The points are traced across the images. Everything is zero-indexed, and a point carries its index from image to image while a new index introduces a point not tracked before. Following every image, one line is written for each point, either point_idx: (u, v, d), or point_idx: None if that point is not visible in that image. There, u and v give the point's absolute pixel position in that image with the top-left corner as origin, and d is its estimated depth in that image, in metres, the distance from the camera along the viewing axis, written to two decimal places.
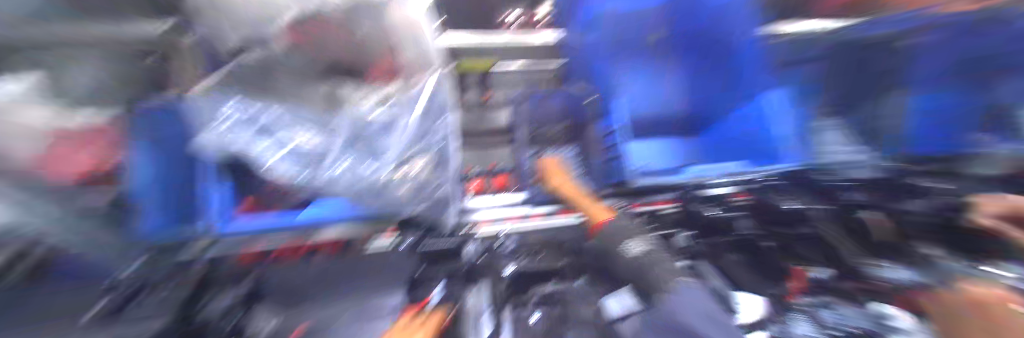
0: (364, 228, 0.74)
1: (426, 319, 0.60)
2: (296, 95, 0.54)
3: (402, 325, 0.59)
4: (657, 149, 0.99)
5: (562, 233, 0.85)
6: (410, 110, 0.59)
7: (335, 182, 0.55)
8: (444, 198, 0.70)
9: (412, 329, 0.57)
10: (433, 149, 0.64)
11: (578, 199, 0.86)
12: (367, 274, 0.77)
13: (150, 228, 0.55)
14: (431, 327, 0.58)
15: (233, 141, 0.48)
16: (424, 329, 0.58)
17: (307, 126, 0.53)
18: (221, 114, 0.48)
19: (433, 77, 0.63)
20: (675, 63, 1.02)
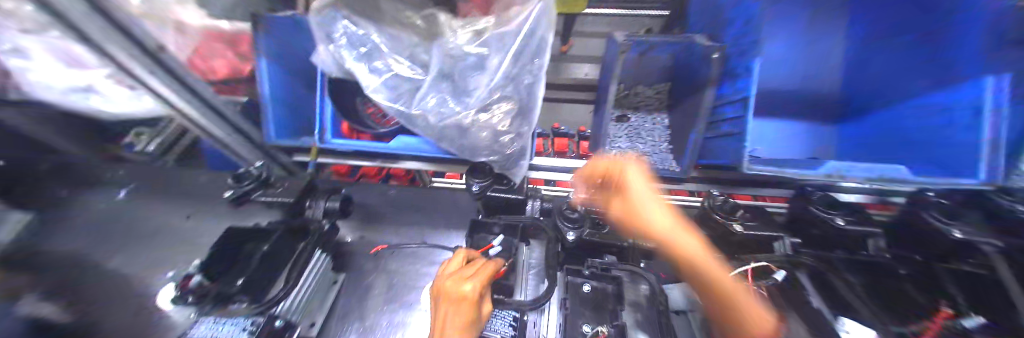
0: (443, 167, 0.85)
1: (477, 270, 0.52)
2: (395, 22, 0.61)
3: (454, 271, 0.53)
4: (779, 131, 0.99)
5: None
6: (504, 49, 0.56)
7: (421, 114, 0.61)
8: (519, 151, 0.67)
9: (463, 278, 0.50)
10: (518, 96, 0.61)
11: (702, 267, 0.52)
12: (428, 203, 0.98)
13: (277, 134, 0.85)
14: (482, 280, 0.50)
15: (350, 64, 0.61)
16: (474, 280, 0.50)
17: (403, 57, 0.62)
18: (335, 37, 0.60)
19: (537, 7, 0.53)
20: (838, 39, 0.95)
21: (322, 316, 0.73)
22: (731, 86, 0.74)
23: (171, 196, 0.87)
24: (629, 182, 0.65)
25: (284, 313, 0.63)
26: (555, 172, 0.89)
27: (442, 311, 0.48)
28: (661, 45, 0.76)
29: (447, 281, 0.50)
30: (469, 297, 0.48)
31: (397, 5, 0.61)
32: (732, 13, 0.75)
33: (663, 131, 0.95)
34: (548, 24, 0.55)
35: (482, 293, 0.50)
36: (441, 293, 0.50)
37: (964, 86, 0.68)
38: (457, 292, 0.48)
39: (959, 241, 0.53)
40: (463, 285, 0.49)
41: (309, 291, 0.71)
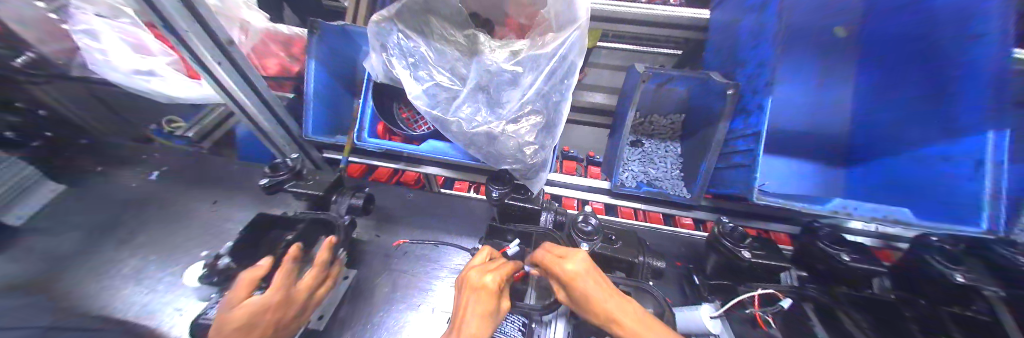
0: (461, 174, 0.89)
1: (497, 265, 0.57)
2: (441, 39, 0.70)
3: (478, 264, 0.58)
4: (790, 172, 1.01)
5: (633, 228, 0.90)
6: (535, 69, 0.65)
7: (456, 120, 0.66)
8: (541, 163, 0.69)
9: (485, 270, 0.55)
10: (545, 111, 0.66)
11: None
12: (441, 208, 1.02)
13: (314, 131, 0.91)
14: (502, 274, 0.55)
15: (397, 71, 0.68)
16: (495, 273, 0.54)
17: (445, 69, 0.70)
18: (388, 46, 0.68)
19: (573, 34, 0.61)
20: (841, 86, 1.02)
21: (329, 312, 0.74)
22: (743, 121, 0.80)
23: (207, 180, 0.92)
24: (569, 279, 0.54)
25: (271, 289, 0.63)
26: (568, 188, 0.93)
27: (463, 298, 0.53)
28: (678, 78, 0.84)
29: (471, 271, 0.55)
30: (489, 287, 0.52)
31: (445, 24, 0.72)
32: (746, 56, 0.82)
33: (675, 159, 1.00)
34: (579, 51, 0.63)
35: (501, 286, 0.54)
36: (464, 282, 0.54)
37: (967, 138, 0.74)
38: (479, 281, 0.53)
39: (962, 286, 0.55)
40: (485, 276, 0.53)
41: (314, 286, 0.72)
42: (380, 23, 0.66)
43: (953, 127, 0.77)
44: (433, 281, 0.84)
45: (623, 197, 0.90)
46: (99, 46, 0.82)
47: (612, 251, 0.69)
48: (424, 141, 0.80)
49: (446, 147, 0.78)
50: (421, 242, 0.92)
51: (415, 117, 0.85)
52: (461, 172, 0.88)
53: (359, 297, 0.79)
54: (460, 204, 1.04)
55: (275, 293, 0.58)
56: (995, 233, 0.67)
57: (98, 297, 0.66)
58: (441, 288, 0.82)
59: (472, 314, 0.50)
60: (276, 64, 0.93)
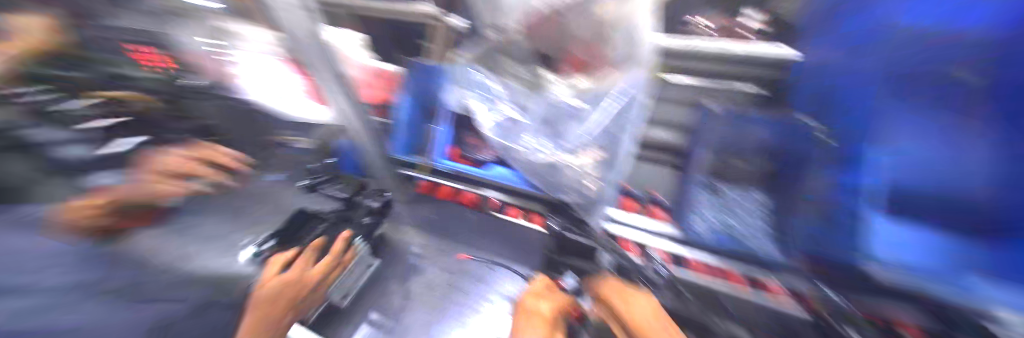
0: (521, 201, 0.92)
1: (553, 296, 0.67)
2: (512, 76, 0.76)
3: (535, 292, 0.69)
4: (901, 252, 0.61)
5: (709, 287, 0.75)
6: (599, 104, 0.71)
7: (521, 149, 0.71)
8: (599, 193, 0.72)
9: (540, 298, 0.66)
10: (607, 143, 0.71)
11: None
12: (496, 232, 1.05)
13: (398, 151, 1.06)
14: (555, 304, 0.64)
15: (472, 103, 0.75)
16: (549, 302, 0.64)
17: (513, 102, 0.75)
18: (467, 81, 0.77)
19: (635, 73, 0.71)
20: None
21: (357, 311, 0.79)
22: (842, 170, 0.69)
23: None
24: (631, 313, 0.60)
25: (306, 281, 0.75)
26: (630, 227, 0.88)
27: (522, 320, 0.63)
28: None
29: (527, 299, 0.66)
30: (543, 314, 0.61)
31: (516, 64, 0.77)
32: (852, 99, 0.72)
33: None
34: (641, 88, 0.72)
35: (555, 315, 0.62)
36: (522, 308, 0.66)
37: None
38: (534, 307, 0.63)
39: None
40: (539, 303, 0.64)
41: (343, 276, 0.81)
42: (464, 65, 0.77)
43: None
44: (486, 304, 0.87)
45: (694, 245, 0.81)
46: None
47: (682, 308, 0.65)
48: (491, 166, 0.88)
49: (510, 175, 0.84)
50: (479, 265, 0.95)
51: (482, 144, 0.92)
52: (521, 200, 0.91)
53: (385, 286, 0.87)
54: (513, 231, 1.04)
55: (279, 284, 0.68)
56: None
57: None
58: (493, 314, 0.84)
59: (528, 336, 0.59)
60: (373, 94, 1.10)
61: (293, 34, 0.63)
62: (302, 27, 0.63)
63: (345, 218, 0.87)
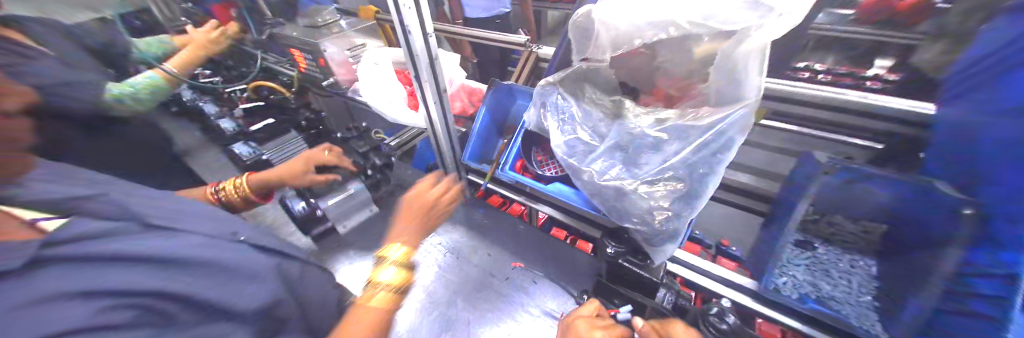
0: (579, 223, 0.96)
1: (608, 326, 0.59)
2: (590, 101, 0.82)
3: (587, 316, 0.62)
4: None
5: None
6: (682, 138, 0.66)
7: (589, 170, 0.73)
8: (670, 232, 0.66)
9: (594, 325, 0.58)
10: (687, 179, 0.65)
11: None
12: (548, 250, 1.05)
13: (469, 156, 1.14)
14: (612, 335, 0.57)
15: (549, 123, 0.82)
16: (605, 331, 0.57)
17: (588, 125, 0.80)
18: (547, 103, 0.84)
19: (735, 111, 0.61)
20: None
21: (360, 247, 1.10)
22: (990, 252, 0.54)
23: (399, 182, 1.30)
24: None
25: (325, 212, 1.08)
26: (695, 272, 0.81)
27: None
28: (879, 179, 0.67)
29: (579, 321, 0.59)
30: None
31: (596, 91, 0.84)
32: (990, 167, 0.61)
33: (862, 278, 0.77)
34: (741, 128, 0.62)
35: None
36: (573, 330, 0.59)
37: None
38: (588, 334, 0.56)
39: None
40: (593, 330, 0.57)
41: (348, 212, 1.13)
42: (547, 86, 0.85)
43: None
44: (523, 313, 0.91)
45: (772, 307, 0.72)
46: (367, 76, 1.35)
47: None
48: (552, 182, 0.90)
49: (573, 194, 0.84)
50: (523, 271, 1.00)
51: (548, 161, 0.97)
52: (579, 223, 0.96)
53: (373, 223, 1.18)
54: (565, 251, 1.04)
55: (425, 200, 0.79)
56: None
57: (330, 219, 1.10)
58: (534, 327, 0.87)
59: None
60: (460, 106, 1.28)
61: (419, 60, 0.82)
62: (425, 54, 0.82)
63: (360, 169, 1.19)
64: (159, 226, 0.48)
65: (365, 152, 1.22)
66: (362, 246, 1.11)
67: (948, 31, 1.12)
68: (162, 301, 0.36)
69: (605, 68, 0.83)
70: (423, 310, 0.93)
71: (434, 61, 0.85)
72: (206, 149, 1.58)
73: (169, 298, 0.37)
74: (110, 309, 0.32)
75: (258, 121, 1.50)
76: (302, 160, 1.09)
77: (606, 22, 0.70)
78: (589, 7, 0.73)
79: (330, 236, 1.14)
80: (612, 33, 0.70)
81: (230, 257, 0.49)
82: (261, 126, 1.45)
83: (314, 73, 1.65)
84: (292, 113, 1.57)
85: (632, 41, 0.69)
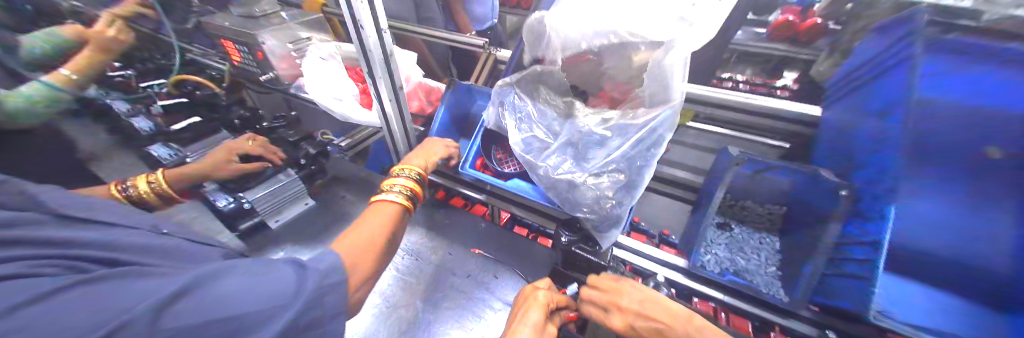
0: (536, 217, 1.01)
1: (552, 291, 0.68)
2: (545, 101, 0.88)
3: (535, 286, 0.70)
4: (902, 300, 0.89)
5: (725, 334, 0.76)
6: (623, 135, 0.74)
7: (544, 165, 0.77)
8: (615, 218, 0.73)
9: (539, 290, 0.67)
10: (628, 171, 0.73)
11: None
12: (508, 246, 1.09)
13: None
14: (553, 296, 0.66)
15: (507, 121, 0.85)
16: (546, 292, 0.66)
17: (542, 125, 0.84)
18: (505, 103, 0.88)
19: (665, 111, 0.70)
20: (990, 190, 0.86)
21: (300, 243, 1.04)
22: (857, 224, 0.71)
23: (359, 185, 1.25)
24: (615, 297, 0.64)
25: (253, 201, 1.04)
26: (639, 256, 0.90)
27: (523, 313, 0.62)
28: (779, 168, 0.82)
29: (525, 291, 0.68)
30: (541, 301, 0.64)
31: (550, 93, 0.89)
32: (864, 161, 0.76)
33: (771, 254, 0.92)
34: (670, 125, 0.71)
35: (551, 305, 0.65)
36: (522, 301, 0.66)
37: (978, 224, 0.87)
38: (532, 295, 0.65)
39: None
40: (539, 294, 0.65)
41: (279, 202, 1.10)
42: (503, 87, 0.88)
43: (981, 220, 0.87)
44: (485, 308, 0.92)
45: (700, 281, 0.83)
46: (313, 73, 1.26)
47: None
48: (511, 179, 0.93)
49: (530, 190, 0.88)
50: (483, 267, 1.03)
51: (507, 158, 1.00)
52: (536, 216, 1.01)
53: (313, 218, 1.12)
54: (524, 245, 1.09)
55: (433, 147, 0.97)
56: None
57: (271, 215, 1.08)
58: (491, 320, 0.89)
59: (526, 324, 0.59)
60: (417, 105, 1.26)
61: (372, 55, 0.81)
62: (380, 51, 0.81)
63: (290, 158, 1.22)
64: (75, 218, 0.42)
65: (296, 142, 1.27)
66: (300, 241, 1.04)
67: (839, 49, 1.37)
68: (88, 264, 0.38)
69: (557, 72, 0.87)
70: (381, 316, 0.90)
71: (389, 58, 0.84)
72: (114, 155, 1.36)
73: (85, 261, 0.38)
74: (34, 266, 0.34)
75: (183, 120, 1.35)
76: (223, 153, 1.12)
77: (557, 28, 0.75)
78: (543, 13, 0.78)
79: (258, 234, 1.06)
80: (563, 39, 0.76)
81: (157, 242, 0.46)
82: (186, 125, 1.30)
83: (253, 68, 1.51)
84: (226, 111, 1.43)
85: (580, 46, 0.75)
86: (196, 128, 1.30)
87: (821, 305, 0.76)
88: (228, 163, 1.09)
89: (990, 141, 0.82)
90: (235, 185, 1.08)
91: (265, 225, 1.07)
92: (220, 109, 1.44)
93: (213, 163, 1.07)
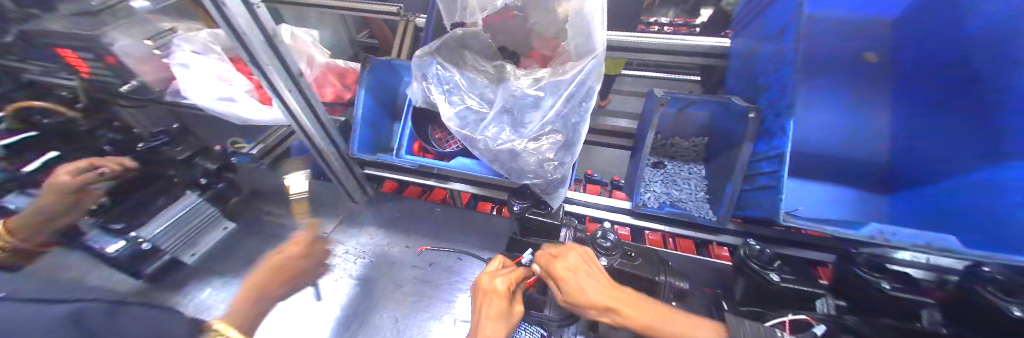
0: (487, 191, 0.99)
1: (506, 271, 0.63)
2: (472, 69, 0.81)
3: (489, 271, 0.64)
4: (815, 195, 0.95)
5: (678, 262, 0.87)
6: (555, 93, 0.72)
7: (483, 138, 0.73)
8: (560, 178, 0.73)
9: (495, 276, 0.61)
10: (565, 130, 0.72)
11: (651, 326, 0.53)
12: (468, 224, 1.08)
13: (359, 148, 1.03)
14: (511, 278, 0.60)
15: (434, 96, 0.78)
16: (504, 277, 0.61)
17: (474, 95, 0.79)
18: (427, 76, 0.79)
19: (592, 62, 0.69)
20: (869, 94, 0.97)
21: (235, 273, 0.89)
22: (764, 142, 0.80)
23: (294, 199, 1.13)
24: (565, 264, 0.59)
25: (154, 239, 0.80)
26: (588, 207, 0.96)
27: (485, 304, 0.58)
28: (699, 102, 0.87)
29: (482, 278, 0.61)
30: (500, 291, 0.58)
31: (477, 58, 0.83)
32: (766, 83, 0.85)
33: (699, 181, 1.00)
34: (596, 77, 0.70)
35: (511, 289, 0.60)
36: (479, 289, 0.61)
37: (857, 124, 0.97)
38: (491, 285, 0.59)
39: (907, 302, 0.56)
40: (495, 280, 0.60)
41: (191, 233, 0.90)
42: (421, 57, 0.78)
43: (860, 115, 0.97)
44: (455, 291, 0.90)
45: (645, 217, 0.91)
46: (187, 72, 1.01)
47: (632, 268, 0.67)
48: (454, 158, 0.88)
49: (475, 165, 0.83)
50: (446, 251, 1.00)
51: (447, 137, 0.93)
52: (487, 190, 0.99)
53: (242, 242, 0.98)
54: (483, 220, 1.09)
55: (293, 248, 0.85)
56: None
57: (185, 251, 0.88)
58: (462, 300, 0.88)
59: (490, 318, 0.55)
60: (332, 92, 1.11)
61: (249, 40, 0.65)
62: (256, 32, 0.66)
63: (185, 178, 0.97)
64: None
65: (189, 161, 1.00)
66: (230, 272, 0.90)
67: None
68: None
69: (482, 34, 0.81)
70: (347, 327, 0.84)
71: (274, 41, 0.69)
72: None
73: None
74: None
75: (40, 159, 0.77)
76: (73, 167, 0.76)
77: None
78: None
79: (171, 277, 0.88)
80: None
81: None
82: (43, 162, 0.76)
83: (108, 76, 1.08)
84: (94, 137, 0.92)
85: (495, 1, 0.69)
86: (36, 144, 0.79)
87: (742, 217, 0.87)
88: (94, 184, 0.75)
89: (863, 46, 0.97)
90: (110, 216, 0.79)
91: (178, 263, 0.87)
92: (87, 136, 0.90)
93: (71, 191, 0.70)
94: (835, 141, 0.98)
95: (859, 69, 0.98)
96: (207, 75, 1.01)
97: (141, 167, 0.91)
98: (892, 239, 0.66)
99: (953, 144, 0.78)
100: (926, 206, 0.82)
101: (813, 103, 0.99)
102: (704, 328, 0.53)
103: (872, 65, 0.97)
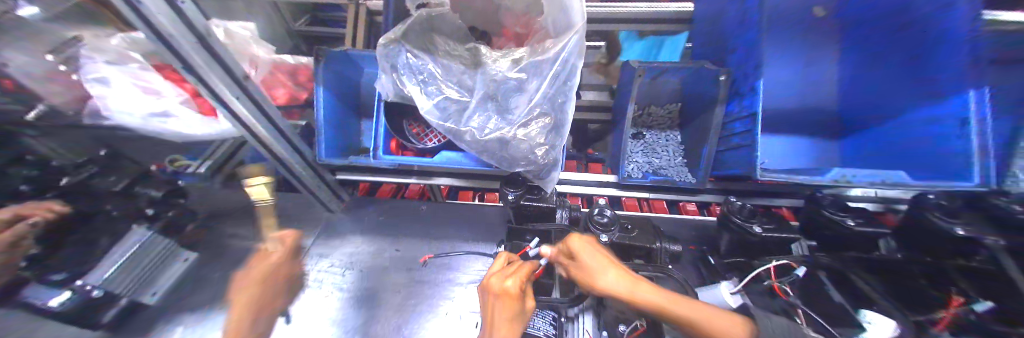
0: (473, 182, 0.97)
1: (516, 269, 0.61)
2: (445, 54, 0.75)
3: (498, 270, 0.62)
4: (784, 148, 1.03)
5: (663, 227, 0.92)
6: (538, 74, 0.69)
7: (469, 129, 0.69)
8: (553, 162, 0.72)
9: (504, 275, 0.59)
10: (552, 111, 0.70)
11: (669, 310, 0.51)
12: (457, 218, 1.05)
13: (328, 154, 0.94)
14: (521, 277, 0.58)
15: (408, 88, 0.71)
16: (514, 277, 0.58)
17: (451, 83, 0.74)
18: (397, 67, 0.72)
19: (574, 38, 0.65)
20: (822, 47, 1.05)
21: (210, 303, 0.82)
22: (736, 103, 0.84)
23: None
24: (579, 254, 0.58)
25: (105, 285, 0.69)
26: (575, 184, 0.97)
27: (496, 306, 0.56)
28: (672, 69, 0.88)
29: (492, 278, 0.58)
30: (510, 291, 0.56)
31: (447, 41, 0.77)
32: (736, 43, 0.87)
33: (677, 147, 1.03)
34: (579, 53, 0.67)
35: (523, 288, 0.58)
36: (489, 290, 0.58)
37: (811, 74, 1.06)
38: (502, 286, 0.56)
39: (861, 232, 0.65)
40: (505, 281, 0.57)
41: (149, 268, 0.78)
42: (387, 46, 0.70)
43: (811, 69, 1.06)
44: (453, 286, 0.89)
45: (631, 188, 0.94)
46: (102, 88, 0.85)
47: (631, 240, 0.69)
48: (437, 152, 0.83)
49: (460, 157, 0.80)
50: (439, 247, 0.97)
51: (424, 131, 0.88)
52: (473, 181, 0.96)
53: (208, 270, 0.88)
54: (472, 211, 1.07)
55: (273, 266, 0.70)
56: (988, 185, 0.68)
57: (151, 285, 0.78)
58: (461, 294, 0.87)
59: (503, 320, 0.54)
60: (284, 94, 1.00)
61: (176, 42, 0.55)
62: (185, 34, 0.56)
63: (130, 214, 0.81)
64: None
65: (128, 191, 0.84)
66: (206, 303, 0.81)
67: None
68: None
69: (449, 14, 0.74)
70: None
71: (209, 44, 0.60)
72: None
73: None
74: None
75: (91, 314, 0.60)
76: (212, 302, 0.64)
77: None
78: None
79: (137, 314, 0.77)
80: None
81: None
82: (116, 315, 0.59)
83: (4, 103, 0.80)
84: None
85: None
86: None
87: (719, 177, 0.92)
88: (20, 236, 0.61)
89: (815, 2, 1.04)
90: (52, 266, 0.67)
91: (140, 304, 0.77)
92: None
93: None
94: (795, 95, 1.06)
95: (813, 24, 1.05)
96: (126, 87, 0.86)
97: (70, 205, 0.73)
98: (854, 181, 0.74)
99: (894, 88, 0.88)
100: (877, 147, 0.92)
101: (775, 61, 1.05)
102: (728, 319, 0.48)
103: (821, 19, 1.05)
